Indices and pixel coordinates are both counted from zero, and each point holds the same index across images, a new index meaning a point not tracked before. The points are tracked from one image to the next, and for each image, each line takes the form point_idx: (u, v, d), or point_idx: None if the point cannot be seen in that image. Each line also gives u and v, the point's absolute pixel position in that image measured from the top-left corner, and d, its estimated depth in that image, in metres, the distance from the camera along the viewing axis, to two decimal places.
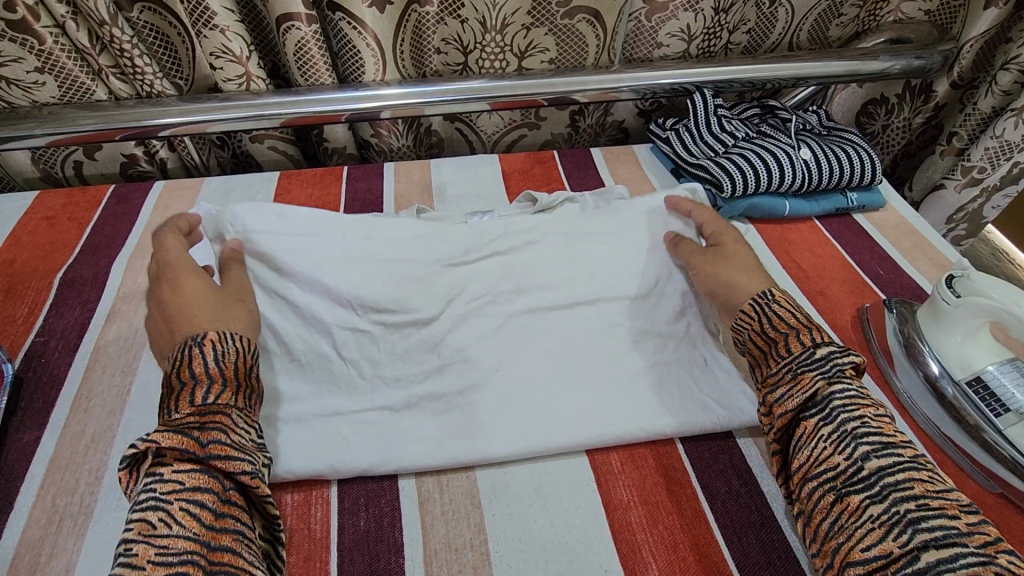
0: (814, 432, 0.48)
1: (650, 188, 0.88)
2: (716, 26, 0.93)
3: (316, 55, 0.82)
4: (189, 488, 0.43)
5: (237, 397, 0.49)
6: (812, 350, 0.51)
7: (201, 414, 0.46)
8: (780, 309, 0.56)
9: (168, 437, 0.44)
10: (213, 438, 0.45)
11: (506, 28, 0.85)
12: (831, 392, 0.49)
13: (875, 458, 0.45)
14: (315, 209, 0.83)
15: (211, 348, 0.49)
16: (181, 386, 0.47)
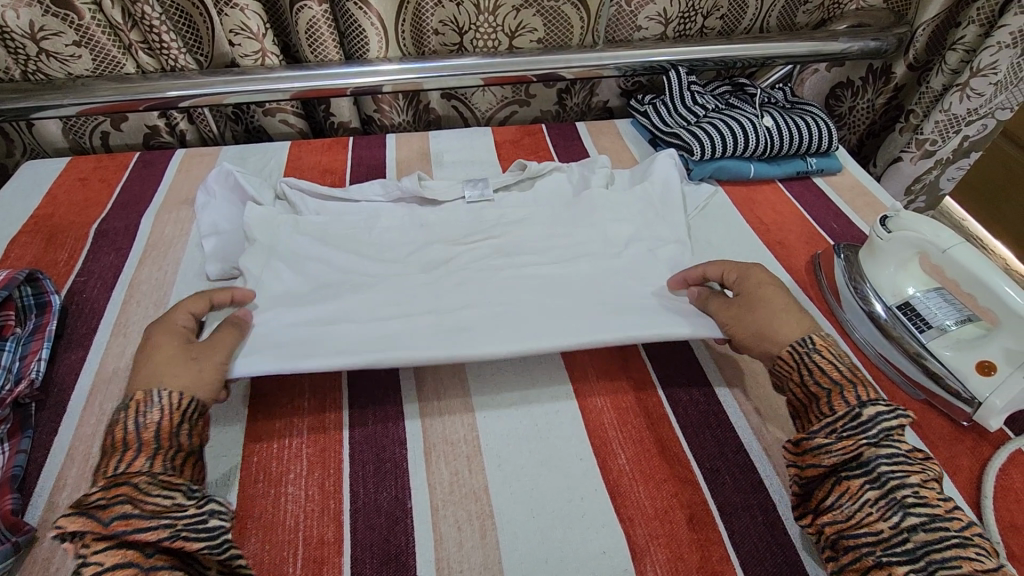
0: (860, 491, 0.48)
1: (629, 155, 0.97)
2: (690, 10, 1.02)
3: (326, 34, 0.91)
4: (109, 566, 0.42)
5: (153, 460, 0.49)
6: (857, 411, 0.51)
7: (108, 488, 0.46)
8: (823, 360, 0.56)
9: (71, 520, 0.43)
10: (118, 512, 0.44)
11: (497, 10, 0.93)
12: (878, 457, 0.49)
13: (923, 530, 0.45)
14: (323, 173, 0.91)
15: (136, 411, 0.50)
16: (109, 456, 0.49)
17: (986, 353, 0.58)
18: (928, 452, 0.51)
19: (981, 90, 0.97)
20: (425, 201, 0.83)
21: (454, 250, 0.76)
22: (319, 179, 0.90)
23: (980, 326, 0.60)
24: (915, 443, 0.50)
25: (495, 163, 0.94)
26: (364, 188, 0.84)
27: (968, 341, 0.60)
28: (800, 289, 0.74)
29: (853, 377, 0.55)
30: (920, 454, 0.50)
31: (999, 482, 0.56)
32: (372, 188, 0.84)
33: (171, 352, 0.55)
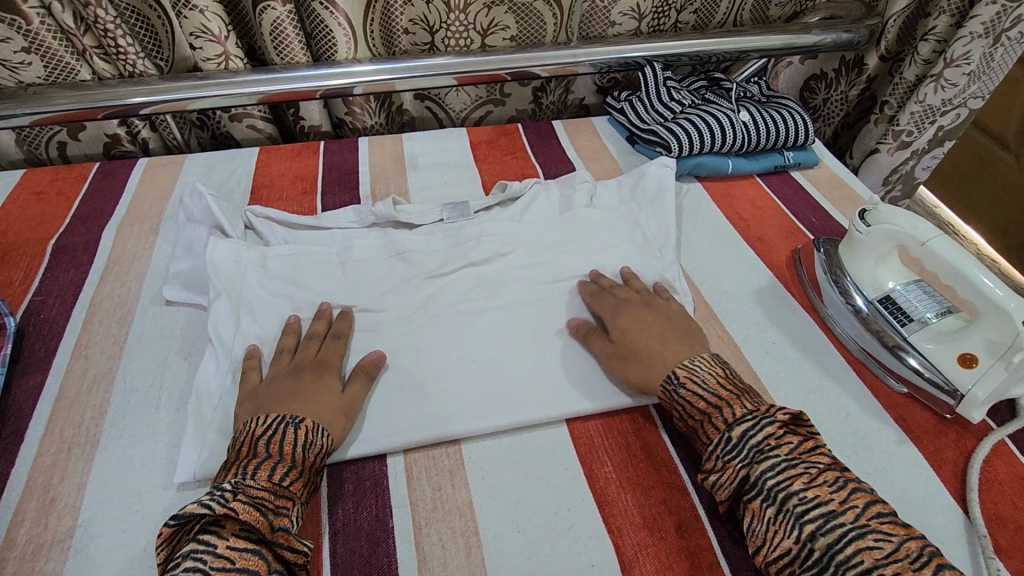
0: (756, 514, 0.48)
1: (606, 154, 0.95)
2: (663, 5, 1.01)
3: (291, 35, 0.88)
4: (239, 567, 0.43)
5: (304, 488, 0.50)
6: (727, 434, 0.51)
7: (275, 494, 0.47)
8: (689, 392, 0.55)
9: (247, 511, 0.45)
10: (281, 526, 0.46)
11: (468, 7, 0.91)
12: (758, 474, 0.49)
13: (821, 536, 0.45)
14: (293, 180, 0.88)
15: (304, 434, 0.52)
16: (265, 455, 0.49)
17: (967, 345, 0.58)
18: (810, 445, 0.51)
19: (953, 80, 0.98)
20: (400, 223, 0.80)
21: (432, 259, 0.75)
22: (290, 186, 0.87)
23: (961, 318, 0.60)
24: (787, 445, 0.50)
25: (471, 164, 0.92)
26: (337, 216, 0.81)
27: (949, 334, 0.60)
28: (782, 286, 0.74)
29: (721, 396, 0.54)
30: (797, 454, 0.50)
31: (985, 475, 0.56)
32: (346, 214, 0.81)
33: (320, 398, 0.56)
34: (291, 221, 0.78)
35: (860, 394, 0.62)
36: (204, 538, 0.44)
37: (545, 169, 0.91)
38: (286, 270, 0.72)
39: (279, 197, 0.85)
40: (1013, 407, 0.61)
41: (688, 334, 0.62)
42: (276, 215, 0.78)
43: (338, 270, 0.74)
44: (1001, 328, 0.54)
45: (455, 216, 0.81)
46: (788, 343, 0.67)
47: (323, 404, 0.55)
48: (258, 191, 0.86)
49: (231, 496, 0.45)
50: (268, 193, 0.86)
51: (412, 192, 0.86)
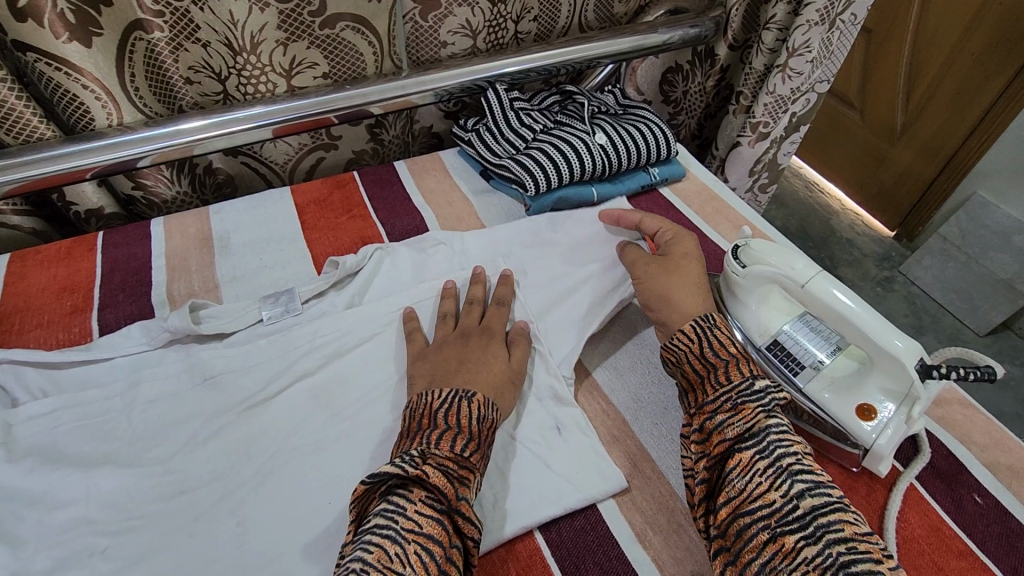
0: (747, 465, 0.46)
1: (460, 194, 0.83)
2: (498, 18, 0.89)
3: (19, 108, 0.67)
4: (426, 533, 0.43)
5: (480, 458, 0.50)
6: (752, 380, 0.51)
7: (458, 466, 0.47)
8: (721, 336, 0.56)
9: (437, 475, 0.45)
10: (462, 496, 0.46)
11: (258, 46, 0.74)
12: (771, 426, 0.48)
13: (809, 496, 0.43)
14: (60, 294, 0.68)
15: (477, 408, 0.52)
16: (446, 427, 0.50)
17: (867, 395, 0.53)
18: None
19: (799, 68, 0.95)
20: (205, 336, 0.63)
21: (250, 381, 0.60)
22: (54, 304, 0.67)
23: (853, 358, 0.55)
24: None
25: (297, 236, 0.76)
26: (118, 340, 0.62)
27: (844, 381, 0.54)
28: None
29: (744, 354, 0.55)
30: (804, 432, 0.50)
31: (901, 534, 0.50)
32: (130, 335, 0.63)
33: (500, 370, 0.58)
34: (49, 361, 0.59)
35: None
36: (394, 498, 0.45)
37: (389, 227, 0.77)
38: (43, 441, 0.54)
39: (37, 323, 0.65)
40: (915, 441, 0.56)
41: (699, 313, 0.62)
42: (25, 359, 0.58)
43: (121, 423, 0.56)
44: (898, 376, 0.50)
45: (277, 313, 0.65)
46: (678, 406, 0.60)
47: (497, 368, 0.57)
48: (8, 319, 0.65)
49: (420, 461, 0.46)
50: (22, 320, 0.65)
51: (223, 288, 0.69)
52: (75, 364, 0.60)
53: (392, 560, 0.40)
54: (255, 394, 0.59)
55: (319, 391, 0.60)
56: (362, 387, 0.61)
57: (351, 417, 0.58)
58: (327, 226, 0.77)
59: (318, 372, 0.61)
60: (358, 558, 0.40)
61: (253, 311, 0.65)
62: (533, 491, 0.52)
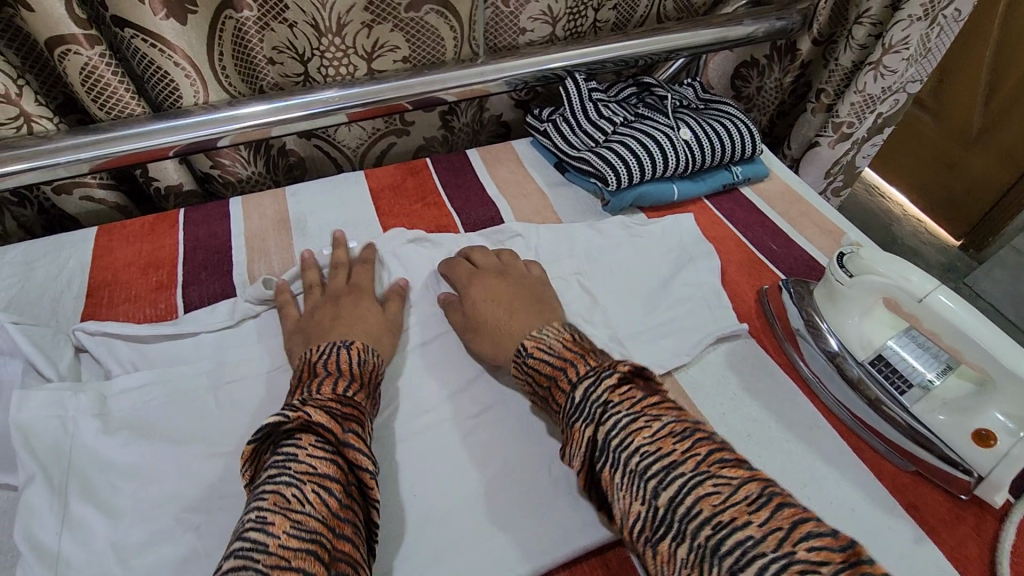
0: (609, 481, 0.43)
1: (535, 186, 0.81)
2: (579, 4, 0.86)
3: (113, 83, 0.67)
4: (323, 472, 0.41)
5: (365, 400, 0.51)
6: (571, 395, 0.47)
7: (341, 404, 0.47)
8: (537, 360, 0.52)
9: (319, 412, 0.45)
10: (350, 429, 0.46)
11: (343, 28, 0.73)
12: (602, 434, 0.43)
13: (663, 490, 0.39)
14: (145, 269, 0.69)
15: (356, 353, 0.54)
16: (325, 375, 0.50)
17: (984, 419, 0.50)
18: (654, 399, 0.46)
19: (893, 67, 0.90)
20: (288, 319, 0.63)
21: None
22: (140, 278, 0.68)
23: (967, 379, 0.52)
24: (628, 396, 0.45)
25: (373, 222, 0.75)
26: (201, 318, 0.63)
27: (956, 403, 0.52)
28: (754, 341, 0.64)
29: (570, 355, 0.51)
30: (648, 408, 0.44)
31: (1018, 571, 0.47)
32: (215, 314, 0.63)
33: (368, 322, 0.60)
34: (138, 335, 0.60)
35: (861, 477, 0.53)
36: (284, 447, 0.42)
37: (464, 217, 0.76)
38: (134, 415, 0.54)
39: (126, 297, 0.66)
40: None
41: (544, 303, 0.61)
42: (115, 331, 0.59)
43: (209, 401, 0.56)
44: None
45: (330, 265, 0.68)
46: (773, 419, 0.57)
47: (369, 322, 0.60)
48: (97, 291, 0.66)
49: (301, 405, 0.45)
50: (110, 294, 0.66)
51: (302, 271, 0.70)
52: (161, 340, 0.60)
53: (290, 501, 0.39)
54: None
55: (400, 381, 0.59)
56: (443, 381, 0.59)
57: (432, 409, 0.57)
58: (402, 213, 0.76)
59: (400, 361, 0.61)
60: (253, 509, 0.38)
61: None
62: None
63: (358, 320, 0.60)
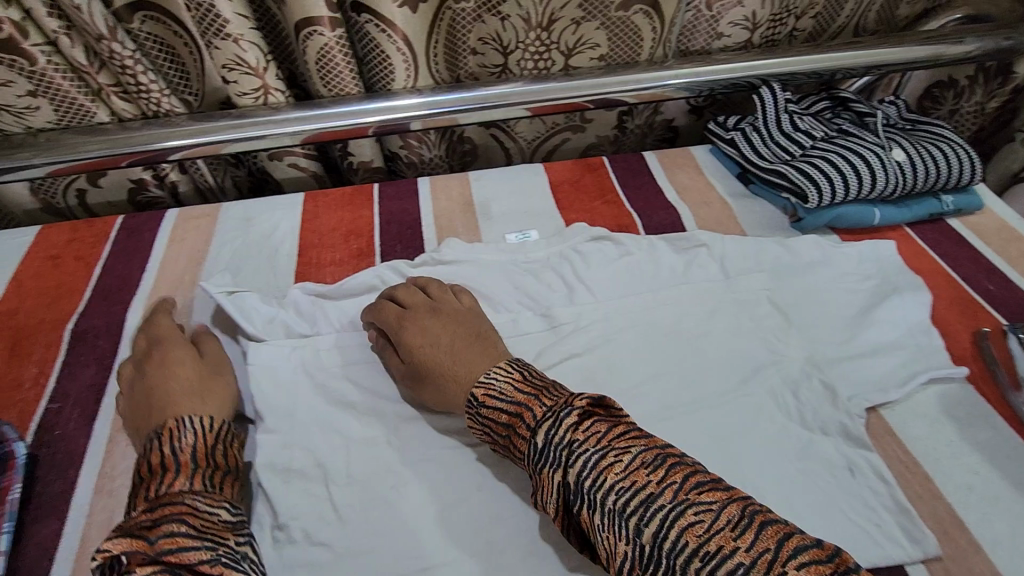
0: (591, 524, 0.42)
1: (715, 195, 0.79)
2: (783, 11, 0.83)
3: (341, 63, 0.73)
4: None
5: (194, 479, 0.46)
6: (532, 441, 0.46)
7: (152, 509, 0.44)
8: (490, 410, 0.50)
9: (116, 543, 0.41)
10: (161, 533, 0.42)
11: (553, 24, 0.75)
12: (575, 476, 0.43)
13: (645, 526, 0.39)
14: (347, 237, 0.74)
15: (171, 434, 0.48)
16: (151, 477, 0.46)
17: None
18: (621, 430, 0.45)
19: None
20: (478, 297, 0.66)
21: (520, 348, 0.61)
22: (343, 244, 0.73)
23: None
24: (591, 434, 0.44)
25: (554, 215, 0.77)
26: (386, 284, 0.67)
27: None
28: (971, 386, 0.59)
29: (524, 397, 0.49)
30: (618, 441, 0.44)
31: None
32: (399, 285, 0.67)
33: (184, 381, 0.54)
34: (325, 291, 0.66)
35: None
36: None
37: (645, 219, 0.76)
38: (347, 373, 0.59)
39: (332, 260, 0.72)
40: None
41: (484, 339, 0.56)
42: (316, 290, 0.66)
43: None
44: None
45: (515, 242, 0.72)
46: (998, 474, 0.52)
47: (184, 377, 0.54)
48: (306, 253, 0.73)
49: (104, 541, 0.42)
50: (318, 255, 0.72)
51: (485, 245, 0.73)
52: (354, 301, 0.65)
53: None
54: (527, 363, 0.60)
55: (588, 373, 0.59)
56: (631, 377, 0.59)
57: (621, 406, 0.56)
58: (582, 210, 0.77)
59: (588, 353, 0.61)
60: None
61: (522, 282, 0.67)
62: (825, 530, 0.49)
63: (189, 380, 0.54)
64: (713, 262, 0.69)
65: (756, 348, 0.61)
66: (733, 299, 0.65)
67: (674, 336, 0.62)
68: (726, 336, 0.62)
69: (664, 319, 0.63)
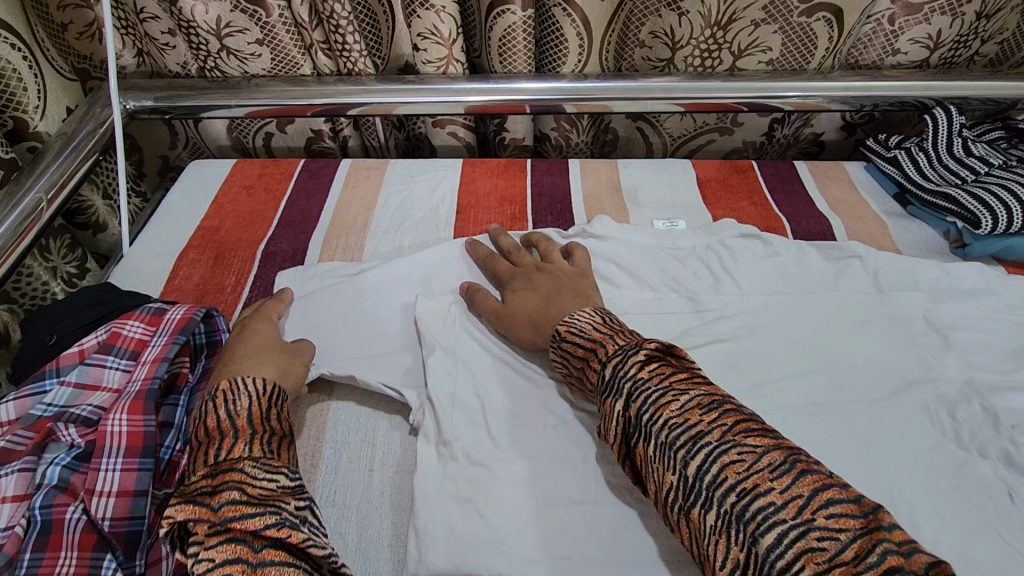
0: (645, 457, 0.44)
1: (868, 210, 0.78)
2: (970, 34, 0.80)
3: (522, 43, 0.78)
4: (218, 563, 0.39)
5: (252, 446, 0.46)
6: (602, 374, 0.48)
7: (214, 476, 0.43)
8: (570, 342, 0.53)
9: (179, 509, 0.41)
10: (226, 501, 0.42)
11: (731, 24, 0.77)
12: (635, 409, 0.45)
13: (689, 459, 0.41)
14: (501, 203, 0.79)
15: (223, 399, 0.48)
16: (197, 446, 0.46)
17: None
18: (685, 375, 0.46)
19: None
20: (626, 273, 0.69)
21: (666, 325, 0.63)
22: (498, 209, 0.78)
23: None
24: (656, 373, 0.45)
25: (700, 209, 0.78)
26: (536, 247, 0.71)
27: None
28: None
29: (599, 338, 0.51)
30: (677, 384, 0.45)
31: None
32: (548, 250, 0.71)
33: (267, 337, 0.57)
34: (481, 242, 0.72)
35: None
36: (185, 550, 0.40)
37: (794, 225, 0.76)
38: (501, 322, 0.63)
39: (488, 221, 0.77)
40: None
41: (579, 290, 0.59)
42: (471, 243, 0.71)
43: None
44: None
45: (663, 229, 0.75)
46: None
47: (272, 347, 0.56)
48: (464, 212, 0.78)
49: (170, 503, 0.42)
50: (476, 216, 0.78)
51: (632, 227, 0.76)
52: None
53: None
54: (673, 339, 0.62)
55: (733, 359, 0.60)
56: (777, 370, 0.59)
57: (766, 394, 0.57)
58: (730, 207, 0.78)
59: (733, 340, 0.62)
60: None
61: (671, 265, 0.70)
62: (979, 547, 0.48)
63: (249, 338, 0.56)
64: (867, 273, 0.68)
65: (910, 363, 0.60)
66: (887, 311, 0.64)
67: (823, 337, 0.62)
68: (878, 345, 0.61)
69: (812, 320, 0.64)
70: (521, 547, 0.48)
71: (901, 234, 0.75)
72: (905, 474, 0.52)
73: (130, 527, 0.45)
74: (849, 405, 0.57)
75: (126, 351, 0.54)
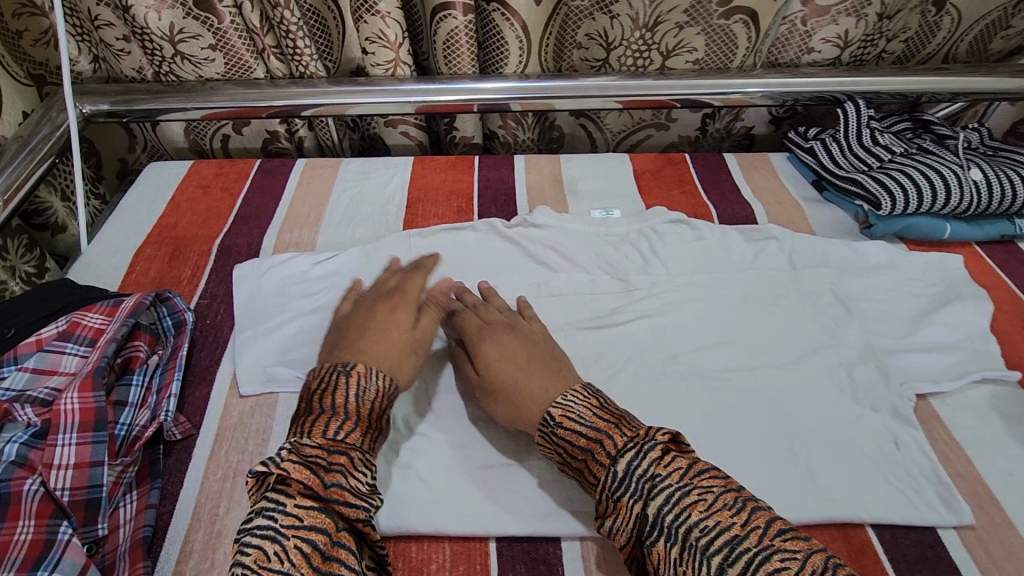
0: (665, 559, 0.42)
1: (788, 197, 0.84)
2: (876, 33, 0.88)
3: (465, 45, 0.83)
4: (307, 526, 0.42)
5: (364, 437, 0.49)
6: (612, 470, 0.46)
7: (330, 450, 0.46)
8: (566, 432, 0.49)
9: (298, 469, 0.44)
10: (336, 481, 0.44)
11: (658, 26, 0.83)
12: (656, 510, 0.43)
13: (727, 566, 0.39)
14: (448, 196, 0.84)
15: (356, 381, 0.51)
16: (321, 413, 0.49)
17: None
18: (700, 467, 0.45)
19: None
20: (562, 258, 0.74)
21: (598, 303, 0.69)
22: (445, 202, 0.83)
23: None
24: (676, 470, 0.44)
25: (635, 198, 0.84)
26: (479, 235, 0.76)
27: None
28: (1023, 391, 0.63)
29: (597, 425, 0.48)
30: (699, 479, 0.44)
31: None
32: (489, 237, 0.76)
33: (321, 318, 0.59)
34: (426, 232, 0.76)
35: None
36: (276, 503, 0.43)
37: (720, 211, 0.82)
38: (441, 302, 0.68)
39: (436, 213, 0.81)
40: None
41: (557, 363, 0.56)
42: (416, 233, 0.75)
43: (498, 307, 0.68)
44: None
45: (599, 217, 0.80)
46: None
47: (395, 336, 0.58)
48: (413, 205, 0.83)
49: (283, 457, 0.44)
50: (424, 209, 0.82)
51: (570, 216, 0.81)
52: (450, 244, 0.74)
53: (268, 560, 0.40)
54: (604, 316, 0.67)
55: (657, 332, 0.66)
56: (697, 341, 0.65)
57: (685, 363, 0.63)
58: (663, 196, 0.84)
59: (658, 315, 0.67)
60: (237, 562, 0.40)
61: (604, 250, 0.75)
62: (869, 489, 0.54)
63: (389, 329, 0.58)
64: (783, 252, 0.75)
65: (816, 331, 0.66)
66: (798, 286, 0.70)
67: (740, 311, 0.68)
68: (788, 316, 0.67)
69: (731, 296, 0.69)
70: (458, 503, 0.52)
71: (814, 217, 0.81)
72: (807, 429, 0.58)
73: (89, 494, 0.49)
74: (759, 369, 0.62)
75: (85, 338, 0.58)
